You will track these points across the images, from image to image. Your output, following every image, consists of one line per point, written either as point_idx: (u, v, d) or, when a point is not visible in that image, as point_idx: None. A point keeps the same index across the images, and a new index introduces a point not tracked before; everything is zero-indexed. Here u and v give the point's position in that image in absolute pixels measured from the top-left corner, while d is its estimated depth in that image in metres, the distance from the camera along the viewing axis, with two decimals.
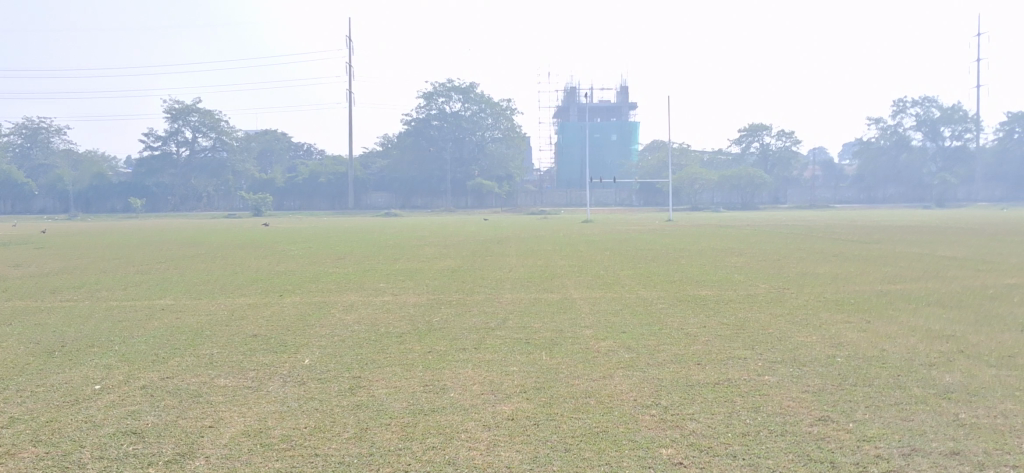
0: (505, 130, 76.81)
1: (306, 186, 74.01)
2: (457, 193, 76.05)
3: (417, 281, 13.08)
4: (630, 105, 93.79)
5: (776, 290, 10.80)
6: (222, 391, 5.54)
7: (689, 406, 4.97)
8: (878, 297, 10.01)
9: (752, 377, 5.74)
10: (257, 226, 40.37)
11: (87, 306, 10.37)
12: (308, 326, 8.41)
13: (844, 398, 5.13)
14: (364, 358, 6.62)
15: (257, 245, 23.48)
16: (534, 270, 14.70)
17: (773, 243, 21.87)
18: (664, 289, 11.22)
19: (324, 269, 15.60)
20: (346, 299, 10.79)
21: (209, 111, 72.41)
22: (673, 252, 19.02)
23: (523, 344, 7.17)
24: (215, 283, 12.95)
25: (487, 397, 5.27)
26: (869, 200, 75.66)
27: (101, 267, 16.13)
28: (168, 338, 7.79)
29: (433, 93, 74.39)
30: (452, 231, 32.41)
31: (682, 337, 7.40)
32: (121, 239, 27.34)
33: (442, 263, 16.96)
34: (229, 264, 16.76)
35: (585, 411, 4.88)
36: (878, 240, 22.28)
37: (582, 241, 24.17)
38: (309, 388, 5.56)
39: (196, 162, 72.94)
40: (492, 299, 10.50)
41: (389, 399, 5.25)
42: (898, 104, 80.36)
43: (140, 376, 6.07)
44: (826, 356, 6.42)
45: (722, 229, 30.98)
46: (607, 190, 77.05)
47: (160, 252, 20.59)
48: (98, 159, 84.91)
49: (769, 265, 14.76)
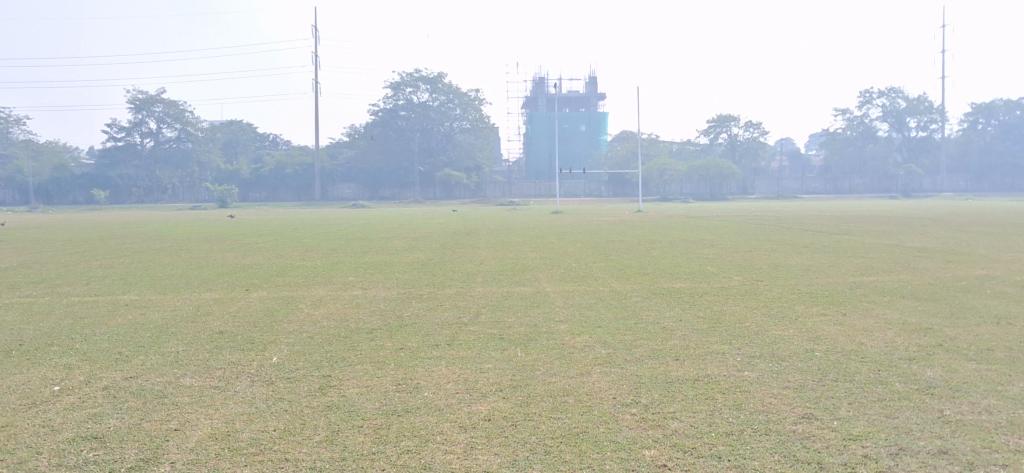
0: (474, 120, 77.88)
1: (272, 177, 73.25)
2: (425, 184, 75.60)
3: (387, 274, 12.90)
4: (599, 96, 93.79)
5: (749, 283, 10.75)
6: (188, 392, 5.35)
7: (670, 404, 4.85)
8: (852, 289, 9.98)
9: (732, 373, 5.65)
10: (222, 218, 39.92)
11: (47, 302, 10.08)
12: (275, 322, 8.22)
13: (827, 394, 5.04)
14: (334, 356, 6.44)
15: (222, 238, 23.13)
16: (505, 263, 14.55)
17: (742, 234, 21.89)
18: (637, 281, 11.12)
19: (291, 262, 15.36)
20: (315, 294, 10.60)
21: (174, 101, 71.81)
22: (643, 243, 18.97)
23: (496, 340, 7.04)
24: (180, 278, 12.68)
25: (462, 396, 5.13)
26: (836, 191, 76.27)
27: (62, 261, 15.75)
28: (131, 336, 7.55)
29: (400, 84, 74.52)
30: (419, 223, 32.10)
31: (658, 331, 7.29)
32: (84, 232, 26.80)
33: (411, 255, 16.75)
34: (194, 257, 16.46)
35: (565, 410, 4.75)
36: (846, 230, 22.38)
37: (551, 233, 24.05)
38: (278, 388, 5.38)
39: (161, 153, 73.00)
40: (463, 293, 10.34)
41: (360, 399, 5.09)
42: (865, 95, 81.08)
43: (102, 376, 5.85)
44: (805, 351, 6.34)
45: (693, 220, 30.92)
46: (576, 181, 77.13)
47: (123, 245, 20.20)
48: (60, 150, 83.63)
49: (742, 257, 14.71)
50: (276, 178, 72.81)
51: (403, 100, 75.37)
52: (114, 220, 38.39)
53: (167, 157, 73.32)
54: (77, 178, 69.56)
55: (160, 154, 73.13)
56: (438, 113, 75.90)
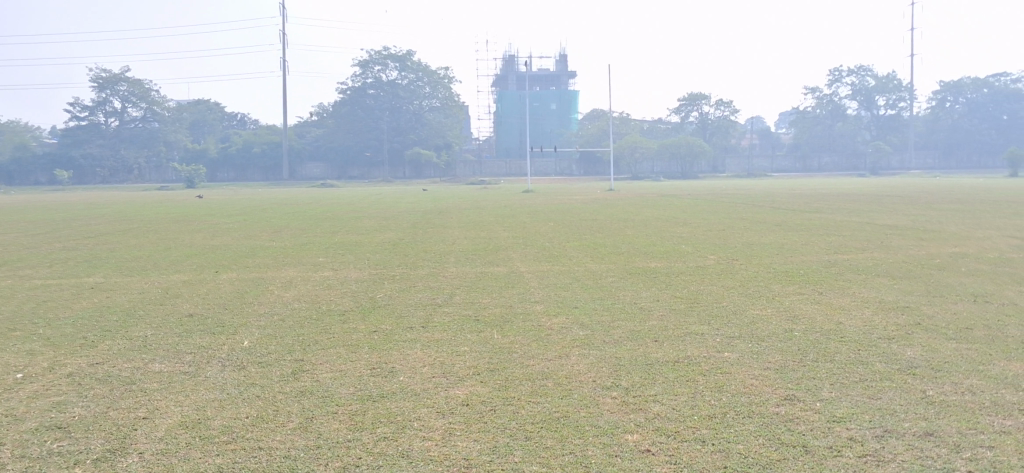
0: (443, 99, 77.77)
1: (240, 156, 72.43)
2: (394, 163, 74.91)
3: (359, 255, 12.76)
4: (569, 74, 93.59)
5: (724, 262, 10.73)
6: (156, 378, 5.21)
7: (651, 387, 4.77)
8: (827, 268, 9.95)
9: (712, 354, 5.58)
10: (190, 198, 39.42)
11: (10, 285, 9.83)
12: (246, 304, 8.07)
13: (808, 375, 4.98)
14: (307, 339, 6.31)
15: (191, 219, 22.80)
16: (478, 243, 14.43)
17: (714, 212, 21.90)
18: (612, 260, 11.06)
19: (261, 243, 15.14)
20: (285, 275, 10.43)
21: (138, 80, 71.24)
22: (617, 222, 18.89)
23: (471, 321, 6.94)
24: (147, 260, 12.45)
25: (439, 380, 5.02)
26: (805, 169, 75.68)
27: (25, 244, 15.42)
28: (98, 320, 7.37)
29: (368, 61, 74.28)
30: (389, 202, 31.90)
31: (636, 311, 7.22)
32: (49, 213, 26.41)
33: (382, 235, 16.59)
34: (162, 238, 16.23)
35: (543, 394, 4.66)
36: (817, 208, 22.40)
37: (523, 212, 23.90)
38: (249, 374, 5.24)
39: (126, 132, 72.16)
40: (436, 274, 10.20)
41: (333, 384, 4.97)
42: (834, 73, 81.48)
43: (66, 363, 5.68)
44: (783, 331, 6.30)
45: (663, 199, 30.93)
46: (547, 160, 77.06)
47: (88, 227, 19.87)
48: (22, 130, 82.33)
49: (714, 236, 14.75)
50: (243, 157, 72.06)
51: (371, 79, 75.05)
52: (78, 201, 37.83)
53: (132, 137, 72.46)
54: (39, 158, 68.07)
55: (125, 134, 72.25)
56: (407, 91, 75.72)
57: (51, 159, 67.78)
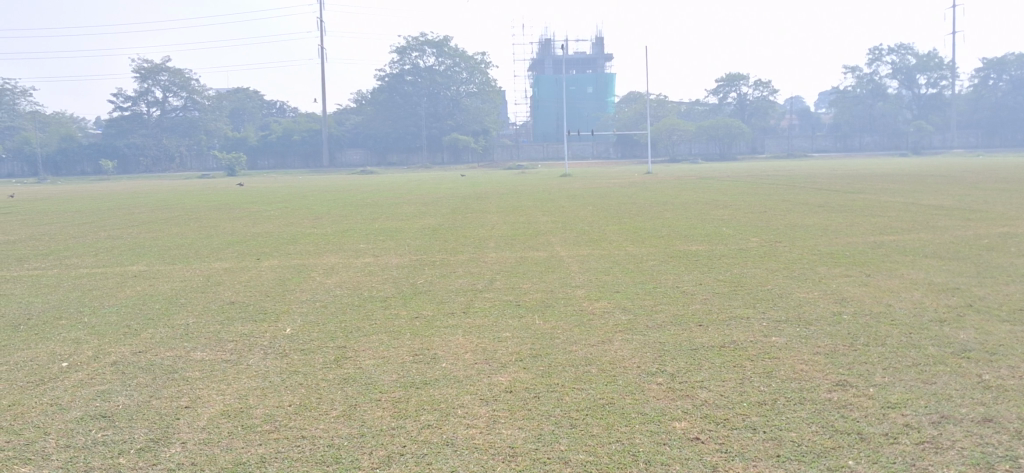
0: (480, 83, 77.08)
1: (280, 144, 72.85)
2: (433, 148, 74.96)
3: (399, 241, 12.75)
4: (606, 57, 92.99)
5: (768, 244, 10.53)
6: (199, 366, 5.20)
7: (698, 372, 4.69)
8: (874, 249, 9.76)
9: (758, 339, 5.46)
10: (232, 186, 39.85)
11: (56, 275, 9.92)
12: (288, 291, 8.08)
13: (859, 360, 4.86)
14: (349, 326, 6.29)
15: (231, 206, 22.96)
16: (517, 228, 14.33)
17: (754, 194, 21.65)
18: (653, 244, 10.94)
19: (303, 230, 15.20)
20: (326, 261, 10.44)
21: (179, 70, 71.99)
22: (656, 206, 18.71)
23: (513, 307, 6.89)
24: (190, 247, 12.54)
25: (481, 367, 4.96)
26: (845, 149, 76.23)
27: (70, 233, 15.61)
28: (141, 308, 7.42)
29: (406, 48, 74.35)
30: (428, 188, 31.93)
31: (680, 296, 7.12)
32: (94, 203, 26.82)
33: (422, 221, 16.56)
34: (204, 227, 16.37)
35: (588, 381, 4.59)
36: (860, 189, 22.04)
37: (561, 196, 23.81)
38: (291, 361, 5.22)
39: (168, 121, 72.96)
40: (477, 259, 10.15)
41: (377, 371, 4.93)
42: (874, 52, 80.32)
43: (111, 350, 5.72)
44: (832, 314, 6.16)
45: (702, 181, 30.61)
46: (584, 143, 76.78)
47: (132, 216, 20.09)
48: (67, 121, 83.58)
49: (757, 217, 14.55)
50: (283, 144, 72.52)
51: (409, 65, 75.17)
52: (123, 190, 38.31)
53: (174, 126, 73.18)
54: (85, 148, 68.87)
55: (167, 123, 72.97)
56: (445, 77, 75.53)
57: (96, 149, 68.64)
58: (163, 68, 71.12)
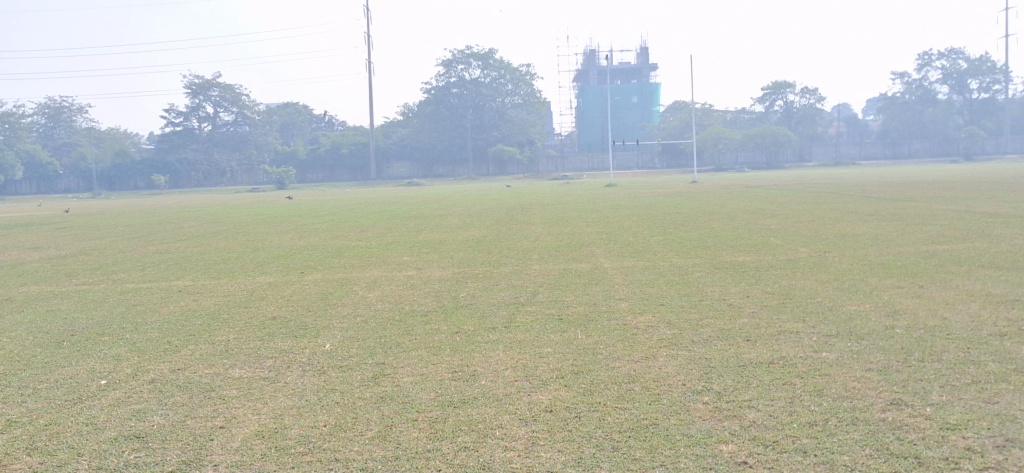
0: (525, 95, 77.12)
1: (328, 157, 73.49)
2: (478, 161, 75.24)
3: (442, 253, 12.68)
4: (651, 67, 92.56)
5: (817, 255, 10.30)
6: (237, 384, 5.16)
7: (745, 390, 4.53)
8: (926, 259, 9.49)
9: (808, 355, 5.27)
10: (281, 200, 40.35)
11: (102, 290, 9.99)
12: (330, 306, 8.02)
13: (915, 376, 4.66)
14: (388, 341, 6.20)
15: (279, 220, 23.14)
16: (561, 239, 14.20)
17: (804, 202, 21.32)
18: (699, 255, 10.73)
19: (347, 242, 15.21)
20: (369, 275, 10.39)
21: (230, 85, 73.03)
22: (702, 215, 18.50)
23: (555, 321, 6.76)
24: (235, 261, 12.58)
25: (521, 385, 4.84)
26: (895, 156, 74.08)
27: (120, 248, 15.76)
28: (182, 323, 7.40)
29: (451, 61, 74.65)
30: (472, 199, 31.86)
31: (726, 309, 6.94)
32: (144, 217, 27.18)
33: (466, 233, 16.48)
34: (251, 241, 16.43)
35: (632, 400, 4.44)
36: (909, 197, 21.65)
37: (605, 206, 23.60)
38: (329, 379, 5.14)
39: (219, 136, 73.90)
40: (520, 272, 10.03)
41: (415, 389, 4.84)
42: (924, 57, 79.02)
43: (150, 368, 5.69)
44: (884, 327, 5.94)
45: (747, 190, 30.19)
46: (629, 153, 76.49)
47: (180, 230, 20.31)
48: (121, 137, 85.13)
49: (805, 227, 14.26)
50: (331, 158, 73.11)
51: (455, 78, 75.47)
52: (172, 205, 38.78)
53: (225, 141, 74.13)
54: (138, 164, 70.05)
55: (218, 138, 73.98)
56: (490, 89, 75.67)
57: (149, 164, 69.77)
58: (214, 83, 72.14)
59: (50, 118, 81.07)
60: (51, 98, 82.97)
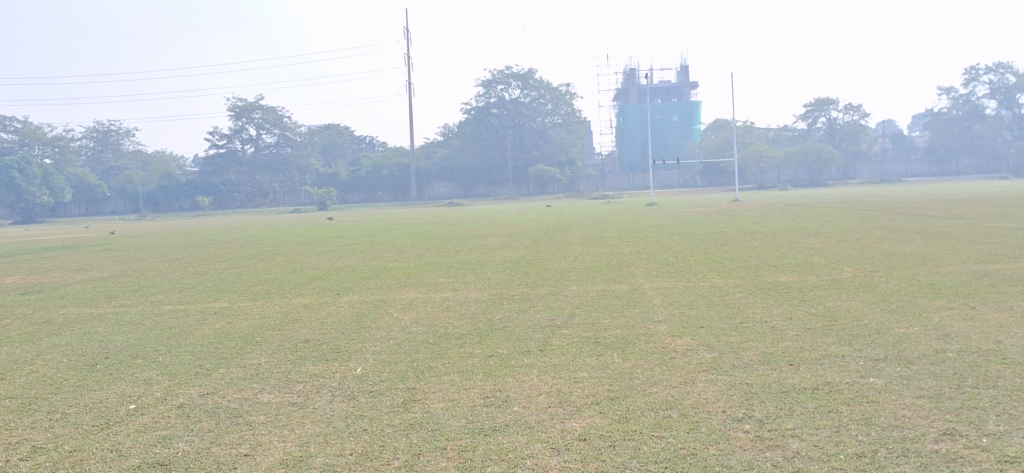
0: (565, 115, 77.01)
1: (370, 178, 73.84)
2: (519, 181, 75.35)
3: (479, 274, 12.56)
4: (691, 85, 92.13)
5: (862, 274, 10.05)
6: (264, 410, 5.06)
7: (788, 418, 4.34)
8: (978, 279, 9.19)
9: (855, 380, 5.07)
10: (320, 221, 40.58)
11: (139, 312, 9.99)
12: (364, 328, 7.92)
13: (969, 404, 4.44)
14: (421, 365, 6.09)
15: (318, 240, 23.16)
16: (600, 259, 14.05)
17: (848, 221, 20.90)
18: (740, 275, 10.51)
19: (385, 263, 15.16)
20: (405, 297, 10.29)
21: (272, 107, 73.71)
22: (745, 234, 18.20)
23: (592, 344, 6.58)
24: (272, 283, 12.58)
25: (555, 411, 4.69)
26: (942, 173, 73.17)
27: (161, 269, 15.83)
28: (216, 347, 7.33)
29: (491, 81, 74.54)
30: (512, 220, 31.73)
31: (768, 331, 6.73)
32: (187, 239, 27.34)
33: (505, 253, 16.37)
34: (290, 262, 16.43)
35: (669, 427, 4.28)
36: (958, 214, 21.14)
37: (646, 226, 23.37)
38: (359, 404, 5.02)
39: (262, 158, 74.64)
40: (557, 293, 9.89)
41: (445, 415, 4.70)
42: (970, 72, 77.89)
43: (179, 392, 5.61)
44: (935, 352, 5.71)
45: (792, 208, 29.80)
46: (670, 172, 76.02)
47: (221, 251, 20.42)
48: (166, 159, 86.34)
49: (848, 246, 14.00)
50: (372, 179, 73.47)
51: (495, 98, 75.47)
52: (214, 226, 39.12)
53: (267, 163, 74.82)
54: (184, 186, 70.92)
55: (261, 160, 74.66)
56: (530, 109, 75.60)
57: (193, 186, 70.61)
58: (256, 106, 72.98)
59: (98, 142, 82.48)
60: (99, 121, 84.52)
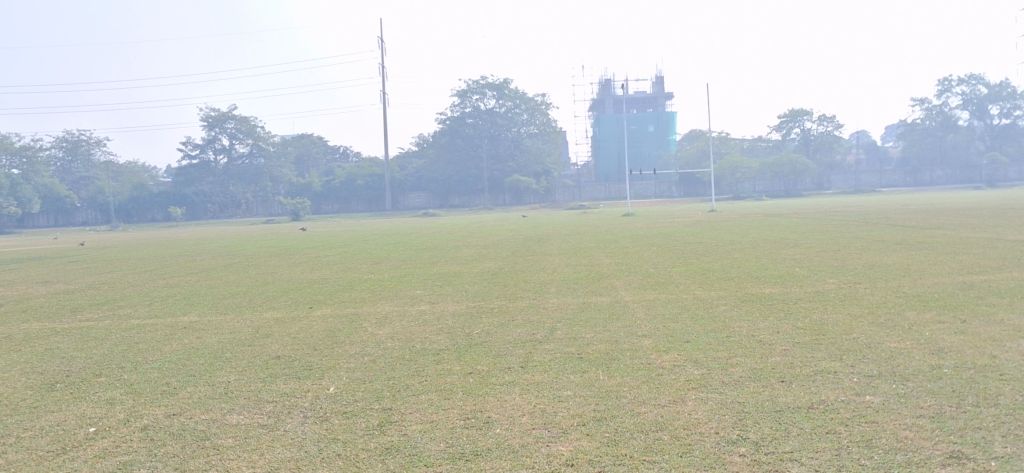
0: (541, 125, 76.92)
1: (343, 189, 73.34)
2: (494, 191, 75.16)
3: (457, 287, 12.32)
4: (666, 96, 92.32)
5: (845, 286, 9.89)
6: (233, 432, 4.78)
7: (785, 440, 4.13)
8: (965, 291, 9.04)
9: (851, 399, 4.88)
10: (295, 231, 40.22)
11: (105, 327, 9.64)
12: (338, 344, 7.63)
13: (972, 424, 4.25)
14: (397, 383, 5.84)
15: (292, 252, 22.84)
16: (580, 271, 13.81)
17: (825, 232, 20.89)
18: (723, 288, 10.33)
19: (359, 275, 14.85)
20: (380, 310, 10.01)
21: (245, 117, 73.06)
22: (723, 245, 18.06)
23: (575, 361, 6.35)
24: (243, 296, 12.24)
25: (539, 433, 4.45)
26: (915, 184, 73.44)
27: (129, 282, 15.44)
28: (184, 363, 7.03)
29: (466, 91, 74.32)
30: (488, 230, 31.51)
31: (756, 347, 6.51)
32: (157, 250, 26.87)
33: (482, 265, 16.10)
34: (263, 273, 16.11)
35: (661, 451, 4.06)
36: (935, 225, 21.05)
37: (625, 236, 23.23)
38: (332, 427, 4.76)
39: (234, 169, 73.96)
40: (537, 306, 9.64)
41: (423, 439, 4.45)
42: (943, 83, 78.53)
43: (144, 413, 5.31)
44: (930, 368, 5.53)
45: (769, 219, 29.85)
46: (647, 182, 76.06)
47: (192, 263, 19.99)
48: (138, 170, 85.41)
49: (830, 257, 13.89)
50: (346, 189, 73.00)
51: (470, 107, 75.20)
52: (187, 237, 38.59)
53: (240, 174, 74.14)
54: (156, 197, 70.23)
55: (233, 170, 73.98)
56: (506, 119, 75.39)
57: (166, 197, 69.89)
58: (229, 116, 72.36)
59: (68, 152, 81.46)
60: (69, 131, 83.57)
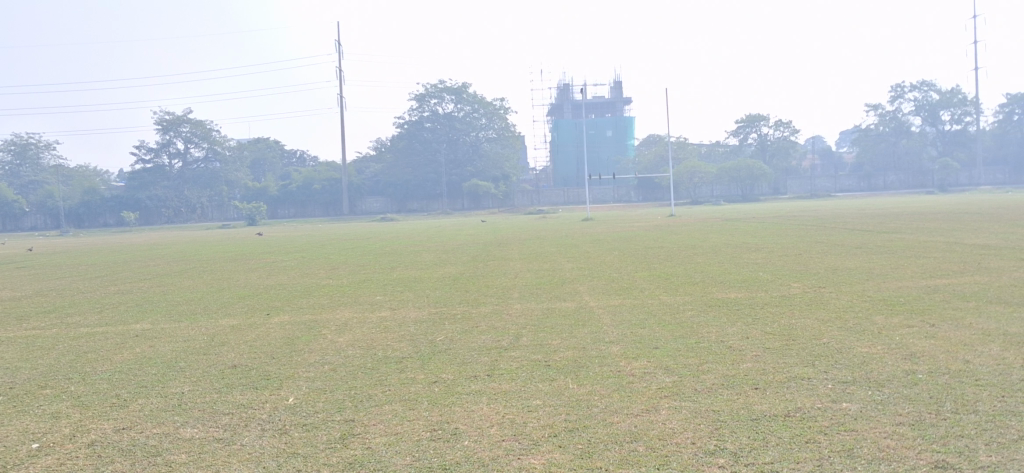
0: (499, 129, 76.83)
1: (300, 193, 72.66)
2: (453, 196, 74.93)
3: (418, 292, 12.09)
4: (624, 101, 92.66)
5: (811, 290, 9.81)
6: (187, 447, 4.54)
7: (764, 450, 3.99)
8: (930, 295, 9.01)
9: (827, 406, 4.76)
10: (251, 237, 39.29)
11: (52, 336, 9.29)
12: (296, 352, 7.38)
13: (953, 433, 4.15)
14: (358, 393, 5.63)
15: (247, 257, 22.34)
16: (543, 276, 13.62)
17: (786, 236, 20.94)
18: (688, 292, 10.22)
19: (318, 281, 14.56)
20: (340, 317, 9.75)
21: (200, 121, 72.08)
22: (685, 249, 17.97)
23: (543, 369, 6.17)
24: (197, 303, 11.92)
25: (510, 446, 4.26)
26: (870, 189, 75.17)
27: (79, 289, 15.00)
28: (134, 373, 6.74)
29: (424, 95, 74.03)
30: (447, 235, 31.10)
31: (727, 353, 6.40)
32: (107, 257, 26.17)
33: (442, 270, 15.87)
34: (219, 279, 15.78)
35: (638, 463, 3.89)
36: (895, 229, 21.11)
37: (586, 242, 23.07)
38: (290, 441, 4.55)
39: (189, 173, 72.83)
40: (500, 312, 9.46)
41: (388, 452, 4.24)
42: (897, 89, 79.71)
43: (90, 428, 5.03)
44: (904, 373, 5.43)
45: (732, 223, 29.75)
46: (605, 187, 76.17)
47: (145, 268, 19.59)
48: (90, 174, 83.84)
49: (793, 261, 13.88)
50: (303, 194, 72.23)
51: (428, 112, 74.86)
52: (138, 243, 37.60)
53: (195, 178, 73.02)
54: (108, 201, 68.92)
55: (188, 175, 72.92)
56: (464, 123, 75.13)
57: (118, 202, 68.61)
58: (184, 119, 71.32)
59: (17, 156, 79.99)
60: (18, 135, 81.84)
